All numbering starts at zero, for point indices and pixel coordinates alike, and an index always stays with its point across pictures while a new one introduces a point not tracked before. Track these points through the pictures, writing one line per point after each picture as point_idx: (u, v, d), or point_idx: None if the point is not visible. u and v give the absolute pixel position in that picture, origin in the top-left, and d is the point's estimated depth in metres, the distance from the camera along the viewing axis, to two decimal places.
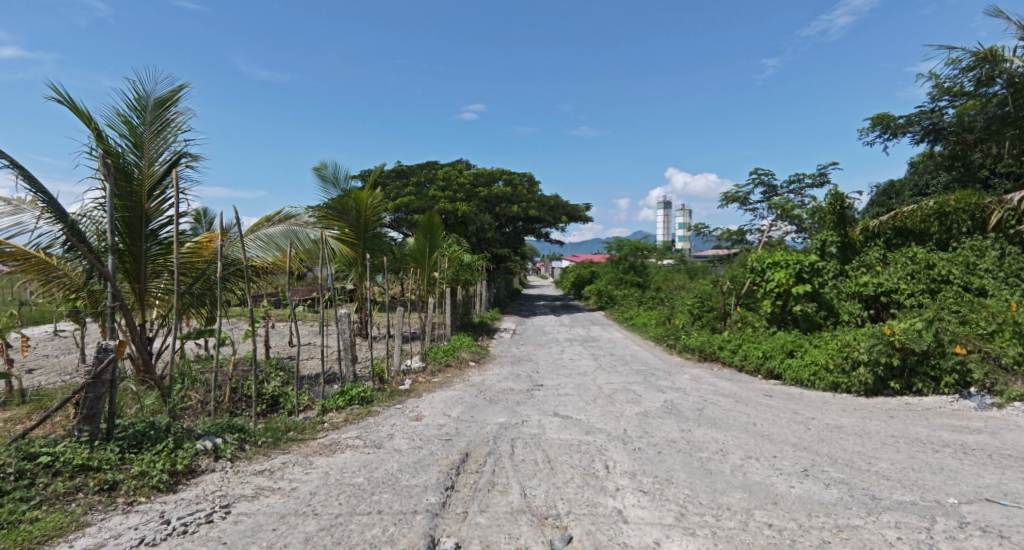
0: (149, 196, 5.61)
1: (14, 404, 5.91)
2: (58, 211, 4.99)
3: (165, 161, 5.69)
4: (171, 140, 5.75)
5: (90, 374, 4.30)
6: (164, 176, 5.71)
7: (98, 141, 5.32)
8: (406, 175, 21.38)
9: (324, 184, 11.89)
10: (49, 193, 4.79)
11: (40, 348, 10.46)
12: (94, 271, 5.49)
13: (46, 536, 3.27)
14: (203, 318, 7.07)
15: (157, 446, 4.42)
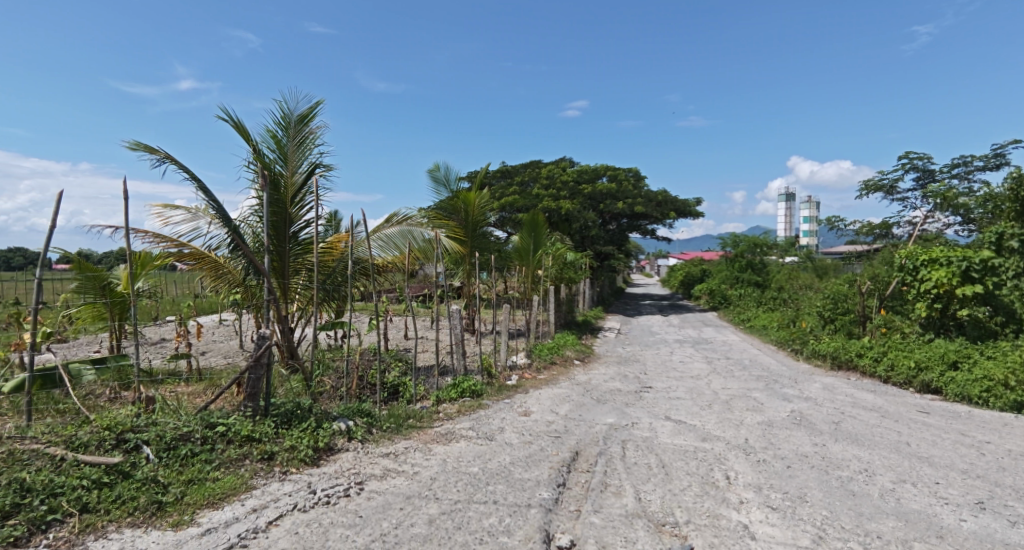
0: (292, 202, 6.26)
1: (191, 382, 6.92)
2: (224, 217, 5.75)
3: (305, 170, 6.29)
4: (310, 151, 6.34)
5: (251, 357, 4.90)
6: (304, 184, 6.32)
7: (252, 154, 6.03)
8: (511, 175, 21.68)
9: (436, 186, 12.50)
10: (218, 201, 5.54)
11: (206, 334, 12.15)
12: (251, 269, 6.26)
13: (224, 493, 3.79)
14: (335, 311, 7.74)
15: (303, 424, 4.92)
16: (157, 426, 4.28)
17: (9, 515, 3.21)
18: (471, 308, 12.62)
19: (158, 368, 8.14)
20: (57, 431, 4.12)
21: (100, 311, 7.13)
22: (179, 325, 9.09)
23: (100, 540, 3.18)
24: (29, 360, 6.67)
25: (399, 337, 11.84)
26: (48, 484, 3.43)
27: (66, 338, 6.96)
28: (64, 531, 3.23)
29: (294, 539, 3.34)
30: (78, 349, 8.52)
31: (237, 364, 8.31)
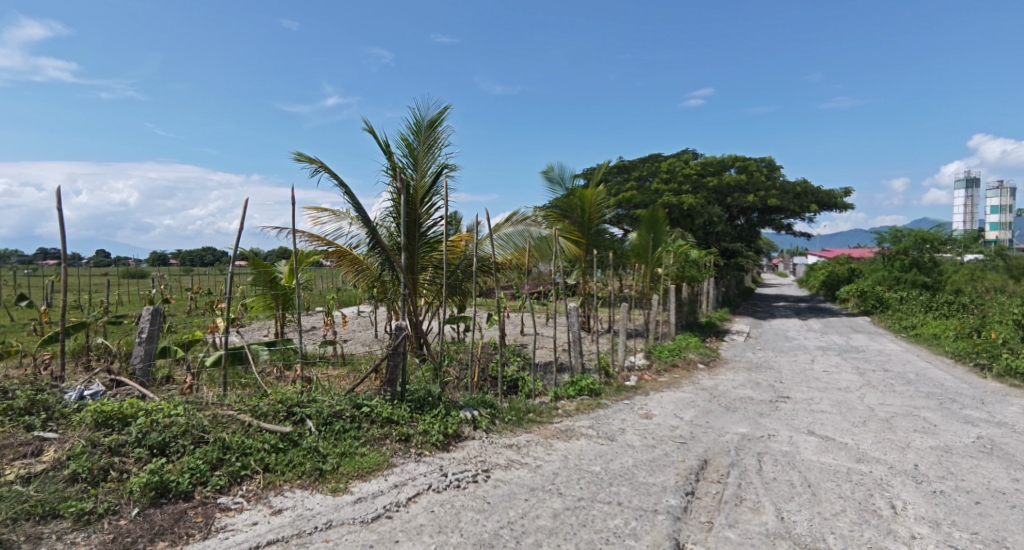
0: (421, 203, 6.62)
1: (336, 365, 7.64)
2: (364, 218, 6.26)
3: (433, 173, 6.61)
4: (438, 154, 6.63)
5: (391, 346, 5.29)
6: (432, 186, 6.64)
7: (387, 161, 6.49)
8: (628, 170, 21.03)
9: (551, 185, 12.49)
10: (360, 205, 6.05)
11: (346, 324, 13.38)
12: (387, 266, 6.73)
13: (370, 468, 4.12)
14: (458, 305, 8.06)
15: (434, 410, 5.19)
16: (318, 402, 4.78)
17: (214, 468, 3.79)
18: (586, 306, 12.47)
19: (310, 353, 9.15)
20: (244, 401, 4.79)
21: (269, 300, 8.17)
22: (326, 315, 10.12)
23: (278, 497, 3.64)
24: (218, 341, 7.85)
25: (516, 332, 12.03)
26: (241, 445, 3.99)
27: (244, 323, 8.09)
28: (252, 485, 3.74)
29: (431, 517, 3.53)
30: (248, 333, 9.83)
31: (372, 352, 9.01)
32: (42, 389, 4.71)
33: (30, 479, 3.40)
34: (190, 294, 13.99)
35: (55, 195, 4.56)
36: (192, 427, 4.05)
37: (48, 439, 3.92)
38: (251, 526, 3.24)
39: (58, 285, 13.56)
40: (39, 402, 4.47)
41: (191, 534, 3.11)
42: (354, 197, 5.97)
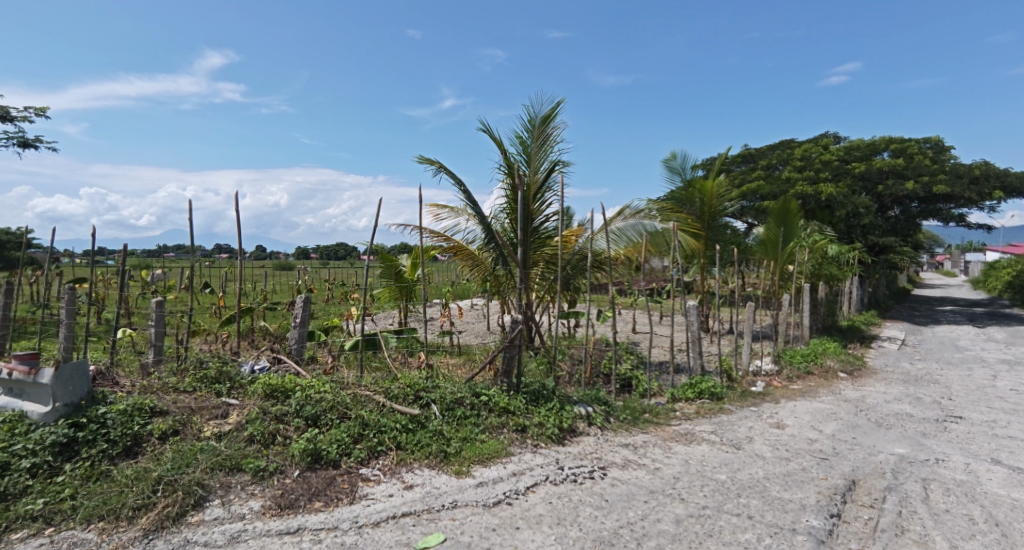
0: (534, 200, 6.60)
1: (452, 355, 7.97)
2: (480, 215, 6.42)
3: (546, 169, 6.55)
4: (551, 150, 6.56)
5: (507, 338, 5.41)
6: (545, 182, 6.59)
7: (503, 159, 6.65)
8: (755, 158, 19.41)
9: (670, 176, 11.96)
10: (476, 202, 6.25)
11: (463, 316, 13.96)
12: (501, 262, 6.83)
13: (489, 455, 4.26)
14: (569, 300, 8.00)
15: (549, 404, 5.22)
16: (441, 389, 5.04)
17: (356, 441, 4.15)
18: (706, 305, 11.74)
19: (430, 342, 9.69)
20: (378, 383, 5.20)
21: (395, 292, 8.76)
22: (444, 307, 10.62)
23: (409, 473, 3.90)
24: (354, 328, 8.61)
25: (629, 330, 11.68)
26: (377, 422, 4.34)
27: (374, 312, 8.77)
28: (387, 461, 4.04)
29: (549, 508, 3.56)
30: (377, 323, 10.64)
31: (486, 344, 9.29)
32: (225, 361, 5.51)
33: (220, 436, 4.01)
34: (326, 285, 15.40)
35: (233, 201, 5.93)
36: (337, 404, 4.49)
37: (232, 404, 4.56)
38: (388, 497, 3.51)
39: (227, 275, 15.69)
40: (225, 372, 5.24)
41: (340, 498, 3.44)
42: (466, 190, 6.20)
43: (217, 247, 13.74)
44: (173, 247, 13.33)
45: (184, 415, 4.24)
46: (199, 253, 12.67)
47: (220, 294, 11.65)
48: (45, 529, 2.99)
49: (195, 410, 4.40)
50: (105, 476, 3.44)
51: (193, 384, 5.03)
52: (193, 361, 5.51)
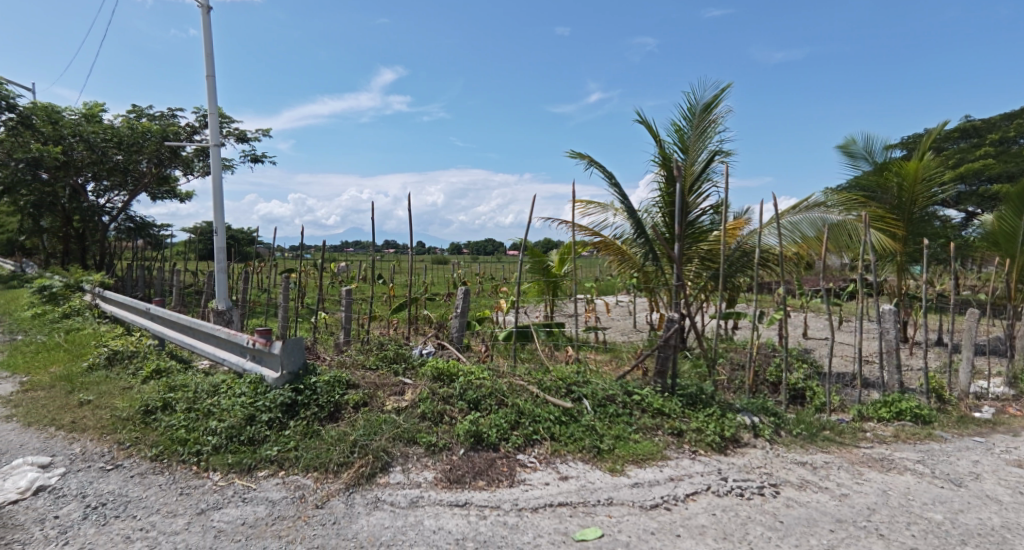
0: (689, 192, 6.08)
1: (598, 351, 7.89)
2: (630, 208, 6.17)
3: (704, 159, 5.99)
4: (711, 139, 5.99)
5: (662, 337, 5.18)
6: (703, 173, 6.03)
7: (658, 151, 6.33)
8: (979, 133, 16.08)
9: (854, 160, 10.41)
10: (626, 195, 6.06)
11: (613, 312, 13.76)
12: (651, 258, 6.50)
13: (644, 456, 4.11)
14: (727, 298, 7.36)
15: (708, 409, 4.88)
16: (593, 384, 5.01)
17: (513, 427, 4.30)
18: (905, 311, 10.04)
19: (578, 337, 9.72)
20: (532, 374, 5.34)
21: (542, 287, 8.91)
22: (592, 302, 10.55)
23: (563, 465, 3.92)
24: (503, 320, 8.97)
25: (802, 335, 10.48)
26: (532, 412, 4.44)
27: (523, 306, 9.03)
28: (542, 450, 4.12)
29: (713, 520, 3.33)
30: (531, 316, 10.94)
31: (634, 342, 9.02)
32: (401, 345, 6.12)
33: (399, 411, 4.43)
34: (481, 278, 16.29)
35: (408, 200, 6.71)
36: (495, 391, 4.69)
37: (407, 383, 5.03)
38: (545, 485, 3.57)
39: (398, 268, 17.36)
40: (401, 354, 5.82)
41: (500, 480, 3.59)
42: (617, 184, 6.06)
43: (389, 243, 15.29)
44: (356, 243, 15.13)
45: (371, 390, 4.78)
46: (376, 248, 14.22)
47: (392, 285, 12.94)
48: (279, 472, 3.67)
49: (379, 385, 4.94)
50: (316, 434, 4.04)
51: (377, 363, 5.65)
52: (376, 343, 6.21)
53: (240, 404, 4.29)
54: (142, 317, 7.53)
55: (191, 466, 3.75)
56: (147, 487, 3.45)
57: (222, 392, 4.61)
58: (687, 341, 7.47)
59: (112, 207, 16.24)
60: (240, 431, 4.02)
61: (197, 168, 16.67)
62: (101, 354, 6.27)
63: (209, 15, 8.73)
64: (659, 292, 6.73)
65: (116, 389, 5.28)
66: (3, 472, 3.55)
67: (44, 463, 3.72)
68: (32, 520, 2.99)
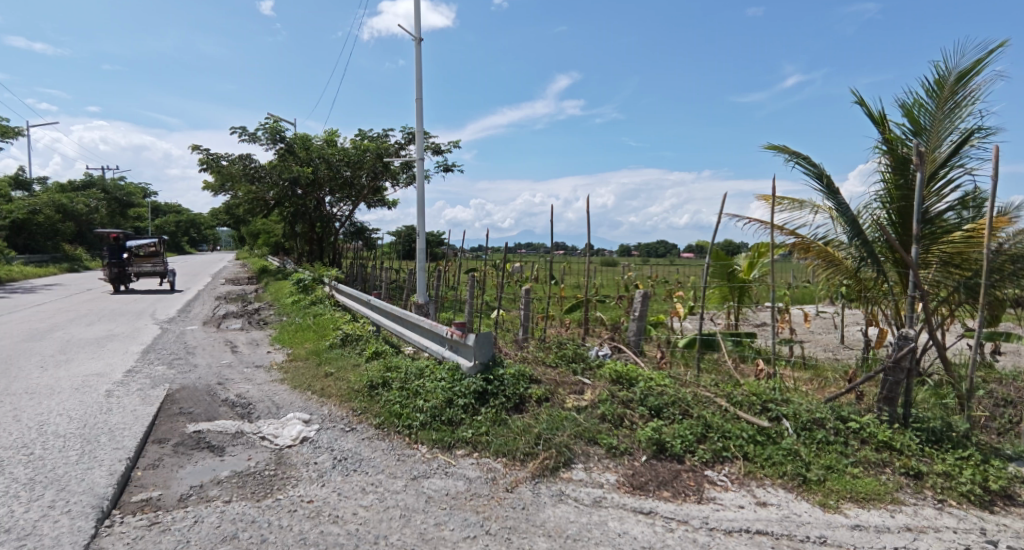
0: (929, 183, 5.07)
1: (797, 368, 7.03)
2: (843, 205, 5.35)
3: (952, 143, 4.95)
4: (962, 118, 4.93)
5: (890, 358, 4.40)
6: (949, 160, 4.97)
7: (883, 137, 5.40)
8: None
9: None
10: (839, 189, 5.27)
11: (813, 324, 12.19)
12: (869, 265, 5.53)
13: (869, 496, 3.51)
14: (986, 315, 5.91)
15: (960, 452, 4.00)
16: (794, 404, 4.50)
17: (700, 441, 4.06)
18: None
19: (771, 350, 8.80)
20: (720, 386, 4.99)
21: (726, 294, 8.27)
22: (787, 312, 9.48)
23: (761, 489, 3.57)
24: (680, 326, 8.54)
25: None
26: (721, 427, 4.15)
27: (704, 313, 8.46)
28: (734, 469, 3.80)
29: None
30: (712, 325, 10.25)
31: (843, 361, 7.84)
32: (579, 345, 6.22)
33: (579, 409, 4.49)
34: (660, 282, 15.74)
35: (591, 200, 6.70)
36: (678, 400, 4.49)
37: (586, 383, 5.09)
38: (739, 508, 3.31)
39: (569, 271, 17.67)
40: (579, 354, 5.92)
41: (688, 494, 3.43)
42: (829, 178, 5.30)
43: (563, 245, 15.68)
44: (530, 245, 15.85)
45: (552, 386, 4.94)
46: (546, 249, 14.70)
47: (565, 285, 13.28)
48: (473, 453, 3.99)
49: (560, 383, 5.09)
50: (503, 422, 4.30)
51: (557, 361, 5.83)
52: (556, 342, 6.40)
53: (440, 387, 4.79)
54: (364, 307, 8.84)
55: (404, 436, 4.30)
56: (374, 449, 4.04)
57: (426, 375, 5.18)
58: (922, 365, 6.24)
59: (341, 214, 19.41)
60: (440, 411, 4.48)
61: (404, 179, 19.09)
62: (338, 336, 7.52)
63: (419, 46, 10.01)
64: (882, 305, 5.73)
65: (348, 365, 6.30)
66: (280, 421, 4.48)
67: (305, 418, 4.60)
68: (301, 462, 3.72)
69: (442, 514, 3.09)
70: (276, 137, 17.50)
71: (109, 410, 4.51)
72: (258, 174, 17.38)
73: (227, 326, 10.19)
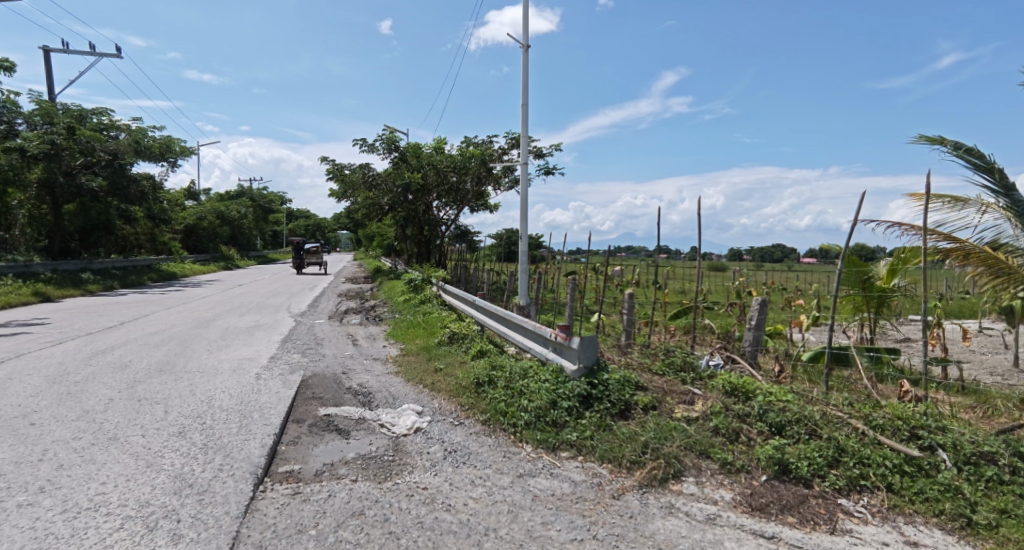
0: None
1: (953, 391, 6.15)
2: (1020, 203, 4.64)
3: None
4: None
5: None
6: None
7: None
8: None
9: None
10: (1013, 184, 4.59)
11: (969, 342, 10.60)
12: None
13: None
14: None
15: None
16: (952, 433, 3.95)
17: (831, 465, 3.69)
18: None
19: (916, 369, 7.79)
20: (855, 407, 4.52)
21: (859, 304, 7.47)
22: (937, 328, 8.33)
23: (910, 527, 3.15)
24: (802, 337, 7.85)
25: None
26: (859, 452, 3.74)
27: (830, 324, 7.68)
28: (875, 501, 3.40)
29: None
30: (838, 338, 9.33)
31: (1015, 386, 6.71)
32: (688, 353, 5.95)
33: (689, 420, 4.30)
34: (777, 288, 14.59)
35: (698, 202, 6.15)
36: (805, 418, 4.13)
37: (697, 393, 4.85)
38: (882, 545, 2.95)
39: (671, 276, 17.01)
40: (688, 363, 5.67)
41: (817, 522, 3.14)
42: (1000, 173, 4.63)
43: (667, 249, 15.12)
44: (632, 248, 15.52)
45: (659, 394, 4.79)
46: (648, 253, 14.27)
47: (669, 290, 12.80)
48: (578, 456, 3.98)
49: (668, 391, 4.92)
50: (608, 428, 4.24)
51: (664, 369, 5.63)
52: (663, 349, 6.17)
53: (545, 388, 4.82)
54: (470, 306, 9.15)
55: (509, 434, 4.39)
56: (482, 444, 4.17)
57: (530, 376, 5.25)
58: None
59: (448, 217, 20.28)
60: (545, 412, 4.52)
61: (506, 183, 19.52)
62: (446, 334, 7.85)
63: (526, 52, 10.18)
64: None
65: (455, 362, 6.57)
66: (396, 411, 4.77)
67: (418, 410, 4.86)
68: (416, 450, 3.94)
69: (549, 514, 3.11)
70: (392, 147, 18.69)
71: (259, 390, 5.09)
72: (375, 180, 18.78)
73: (349, 320, 11.08)
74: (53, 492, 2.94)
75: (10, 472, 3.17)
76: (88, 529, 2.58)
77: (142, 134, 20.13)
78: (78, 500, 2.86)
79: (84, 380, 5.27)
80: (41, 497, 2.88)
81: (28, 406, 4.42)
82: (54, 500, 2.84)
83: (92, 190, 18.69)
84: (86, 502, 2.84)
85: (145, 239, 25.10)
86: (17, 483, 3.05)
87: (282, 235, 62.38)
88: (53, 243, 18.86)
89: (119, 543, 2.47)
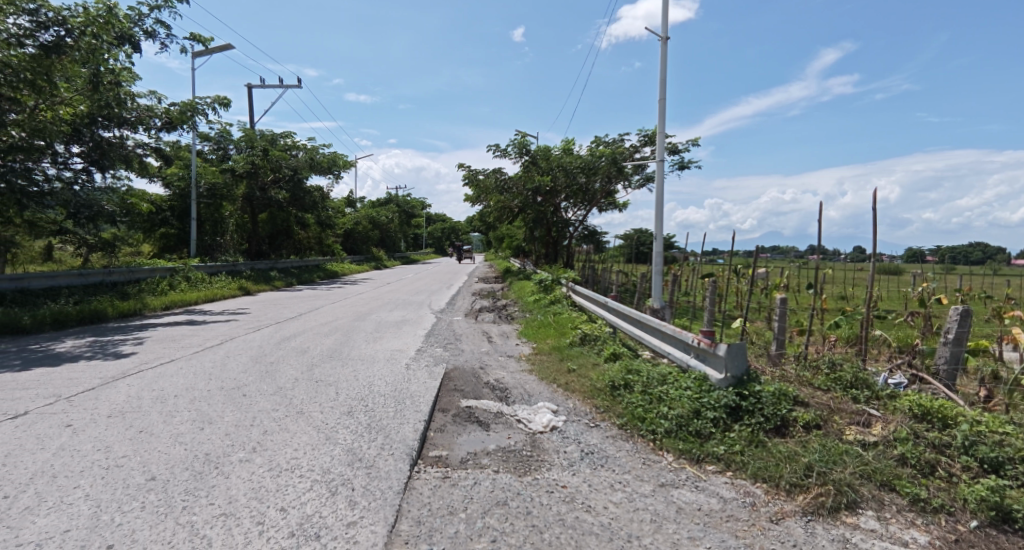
0: None
1: None
2: None
3: None
4: None
5: None
6: None
7: None
8: None
9: None
10: None
11: None
12: None
13: None
14: None
15: None
16: None
17: None
18: None
19: None
20: None
21: None
22: None
23: None
24: (1014, 355, 6.48)
25: None
26: None
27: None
28: None
29: None
30: None
31: None
32: (859, 368, 5.21)
33: (865, 445, 3.75)
34: (967, 295, 12.33)
35: (873, 194, 5.38)
36: None
37: (873, 414, 4.23)
38: None
39: (828, 279, 15.20)
40: (861, 379, 4.97)
41: None
42: None
43: (822, 250, 13.54)
44: (780, 249, 14.16)
45: (824, 412, 4.25)
46: (799, 254, 12.91)
47: (826, 296, 11.45)
48: (728, 471, 3.67)
49: (835, 410, 4.35)
50: (762, 444, 3.86)
51: (828, 384, 5.00)
52: (826, 361, 5.48)
53: (687, 396, 4.53)
54: (602, 307, 8.99)
55: (649, 441, 4.20)
56: (620, 449, 4.03)
57: (670, 382, 4.97)
58: None
59: (577, 218, 20.22)
60: (688, 421, 4.25)
61: (637, 182, 18.94)
62: (578, 334, 7.78)
63: (666, 45, 9.74)
64: None
65: (589, 363, 6.48)
66: (533, 408, 4.82)
67: (553, 409, 4.86)
68: (553, 448, 3.93)
69: (697, 530, 2.90)
70: (524, 151, 19.10)
71: (410, 379, 5.46)
72: (507, 184, 19.33)
73: (484, 318, 11.52)
74: (262, 452, 3.41)
75: (231, 433, 3.74)
76: (287, 486, 2.94)
77: (315, 151, 22.85)
78: (280, 461, 3.28)
79: (276, 362, 6.09)
80: (254, 455, 3.35)
81: (239, 380, 5.20)
82: (263, 459, 3.29)
83: (278, 201, 21.65)
84: (285, 463, 3.25)
85: (315, 242, 28.51)
86: (237, 441, 3.59)
87: (423, 237, 67.17)
88: (251, 246, 22.17)
89: (311, 502, 2.78)
